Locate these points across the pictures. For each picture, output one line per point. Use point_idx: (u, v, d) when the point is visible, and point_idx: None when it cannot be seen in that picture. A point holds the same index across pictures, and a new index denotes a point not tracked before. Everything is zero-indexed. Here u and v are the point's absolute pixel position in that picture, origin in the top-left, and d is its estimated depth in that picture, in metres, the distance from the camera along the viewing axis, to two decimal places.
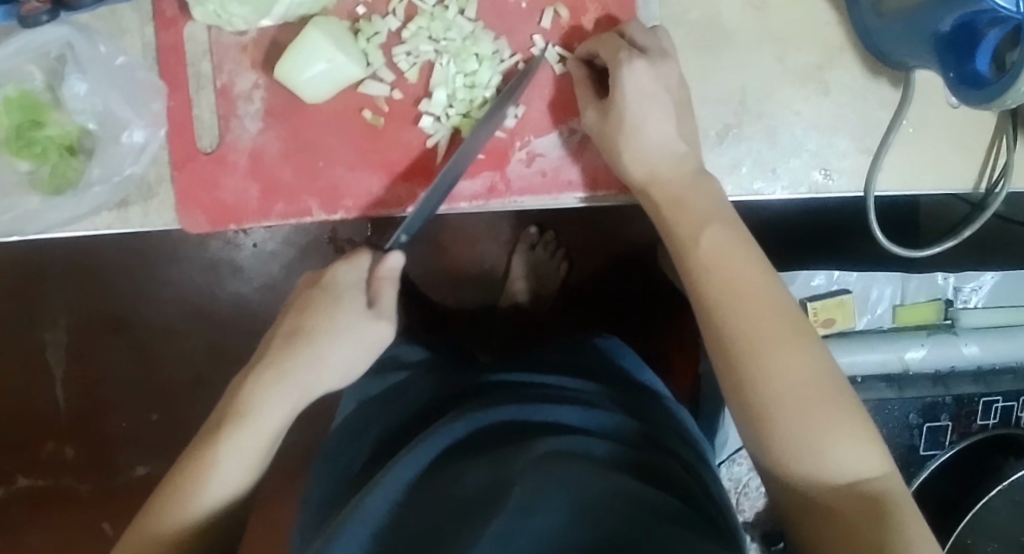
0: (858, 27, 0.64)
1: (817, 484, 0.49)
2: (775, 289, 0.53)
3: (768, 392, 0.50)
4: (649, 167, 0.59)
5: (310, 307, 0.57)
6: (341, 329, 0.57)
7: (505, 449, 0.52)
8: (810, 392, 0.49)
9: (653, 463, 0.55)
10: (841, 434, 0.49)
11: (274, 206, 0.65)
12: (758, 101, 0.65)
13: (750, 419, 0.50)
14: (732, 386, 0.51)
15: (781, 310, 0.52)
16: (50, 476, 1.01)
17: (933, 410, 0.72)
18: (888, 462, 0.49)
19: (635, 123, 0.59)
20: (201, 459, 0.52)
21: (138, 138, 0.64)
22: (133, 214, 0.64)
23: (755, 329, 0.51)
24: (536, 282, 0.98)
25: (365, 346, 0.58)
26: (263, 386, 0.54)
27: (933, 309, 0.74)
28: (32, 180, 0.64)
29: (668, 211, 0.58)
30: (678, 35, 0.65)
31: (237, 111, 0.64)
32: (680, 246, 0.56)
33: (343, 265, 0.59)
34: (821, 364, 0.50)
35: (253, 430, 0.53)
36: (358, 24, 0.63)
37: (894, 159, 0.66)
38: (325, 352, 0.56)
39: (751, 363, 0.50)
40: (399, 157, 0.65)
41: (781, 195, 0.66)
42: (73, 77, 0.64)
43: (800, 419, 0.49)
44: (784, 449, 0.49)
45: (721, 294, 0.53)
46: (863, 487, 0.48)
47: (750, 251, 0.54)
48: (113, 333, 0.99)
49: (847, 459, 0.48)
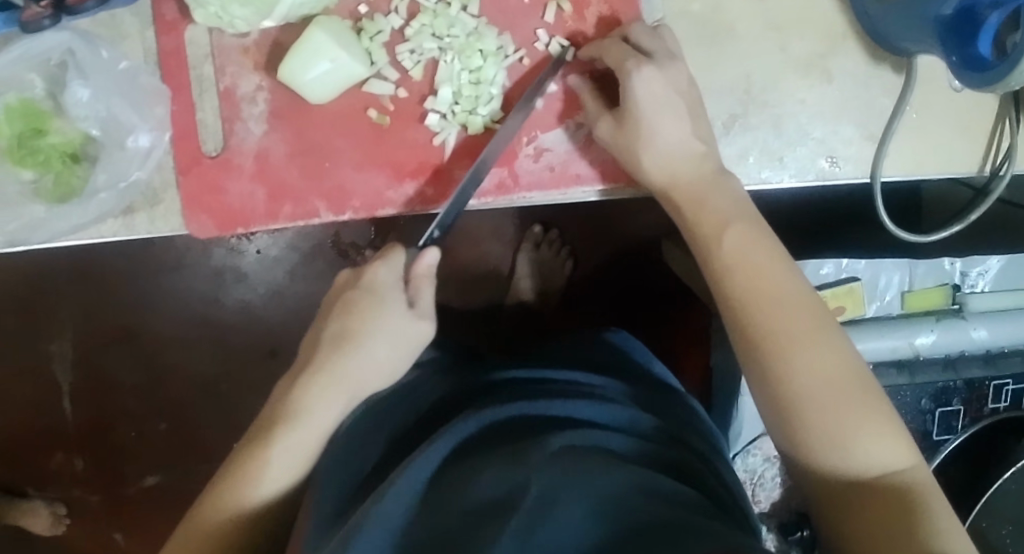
0: (861, 14, 0.64)
1: (842, 478, 0.49)
2: (795, 283, 0.54)
3: (793, 384, 0.50)
4: (671, 171, 0.59)
5: (352, 309, 0.61)
6: (386, 330, 0.61)
7: (528, 443, 0.52)
8: (834, 384, 0.50)
9: (677, 458, 0.55)
10: (866, 427, 0.49)
11: (281, 209, 0.65)
12: (763, 91, 0.65)
13: (777, 414, 0.51)
14: (759, 382, 0.52)
15: (804, 302, 0.53)
16: (60, 488, 1.00)
17: (944, 395, 0.72)
18: (915, 454, 0.49)
19: (650, 122, 0.59)
20: (260, 459, 0.56)
21: (143, 142, 0.63)
22: (139, 220, 0.64)
23: (779, 323, 0.52)
24: (541, 281, 0.98)
25: (409, 342, 0.62)
26: (312, 389, 0.59)
27: (940, 294, 0.74)
28: (37, 189, 0.64)
29: (689, 213, 0.58)
30: (681, 26, 0.64)
31: (241, 114, 0.63)
32: (700, 245, 0.57)
33: (382, 265, 0.62)
34: (845, 356, 0.51)
35: (305, 433, 0.57)
36: (361, 23, 0.63)
37: (901, 144, 0.66)
38: (373, 352, 0.60)
39: (775, 356, 0.51)
40: (405, 155, 0.64)
41: (789, 183, 0.66)
42: (74, 83, 0.64)
43: (827, 413, 0.49)
44: (811, 443, 0.50)
45: (745, 292, 0.53)
46: (890, 479, 0.48)
47: (774, 251, 0.55)
48: (119, 344, 0.98)
49: (874, 451, 0.48)
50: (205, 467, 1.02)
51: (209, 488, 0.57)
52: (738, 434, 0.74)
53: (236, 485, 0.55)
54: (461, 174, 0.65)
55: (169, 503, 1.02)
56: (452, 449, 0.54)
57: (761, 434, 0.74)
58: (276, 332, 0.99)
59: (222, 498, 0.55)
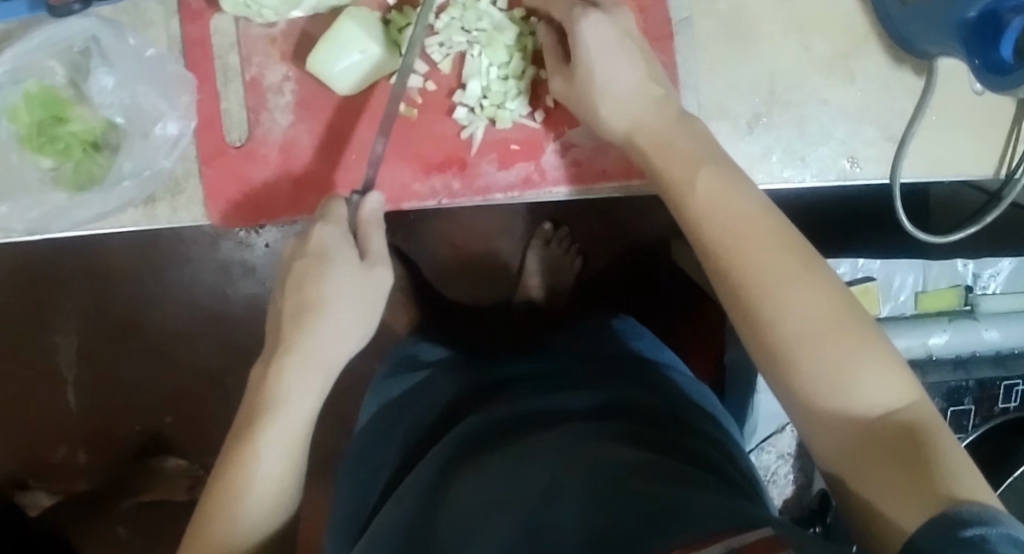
0: (882, 16, 0.65)
1: (842, 426, 0.45)
2: (770, 219, 0.51)
3: (785, 330, 0.47)
4: (629, 115, 0.58)
5: (306, 279, 0.56)
6: (342, 293, 0.56)
7: (528, 440, 0.54)
8: (827, 323, 0.47)
9: (680, 439, 0.55)
10: (861, 367, 0.45)
11: (306, 200, 0.65)
12: (787, 91, 0.66)
13: (769, 364, 0.48)
14: (749, 332, 0.49)
15: (784, 240, 0.50)
16: (64, 482, 1.00)
17: (956, 394, 0.73)
18: (917, 390, 0.46)
19: (607, 96, 0.58)
20: (247, 458, 0.52)
21: (171, 130, 0.63)
22: (161, 209, 0.64)
23: (762, 266, 0.49)
24: (550, 277, 0.98)
25: (370, 298, 0.58)
26: (285, 372, 0.54)
27: (953, 295, 0.75)
28: (56, 176, 0.64)
29: (657, 158, 0.56)
30: (707, 25, 0.65)
31: (267, 104, 0.63)
32: (676, 192, 0.55)
33: (324, 224, 0.57)
34: (834, 292, 0.48)
35: (289, 425, 0.53)
36: (390, 15, 0.63)
37: (920, 146, 0.67)
38: (336, 331, 0.56)
39: (765, 302, 0.48)
40: (433, 149, 0.64)
41: (811, 182, 0.67)
42: (98, 70, 0.63)
43: (821, 353, 0.46)
44: (805, 391, 0.46)
45: (724, 238, 0.51)
46: (893, 420, 0.44)
47: (751, 193, 0.52)
48: (125, 337, 0.98)
49: (875, 390, 0.45)
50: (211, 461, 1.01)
51: (200, 504, 0.52)
52: (752, 431, 0.76)
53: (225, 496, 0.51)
54: (487, 166, 0.64)
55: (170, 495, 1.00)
56: (457, 450, 0.57)
57: (776, 431, 0.75)
58: None
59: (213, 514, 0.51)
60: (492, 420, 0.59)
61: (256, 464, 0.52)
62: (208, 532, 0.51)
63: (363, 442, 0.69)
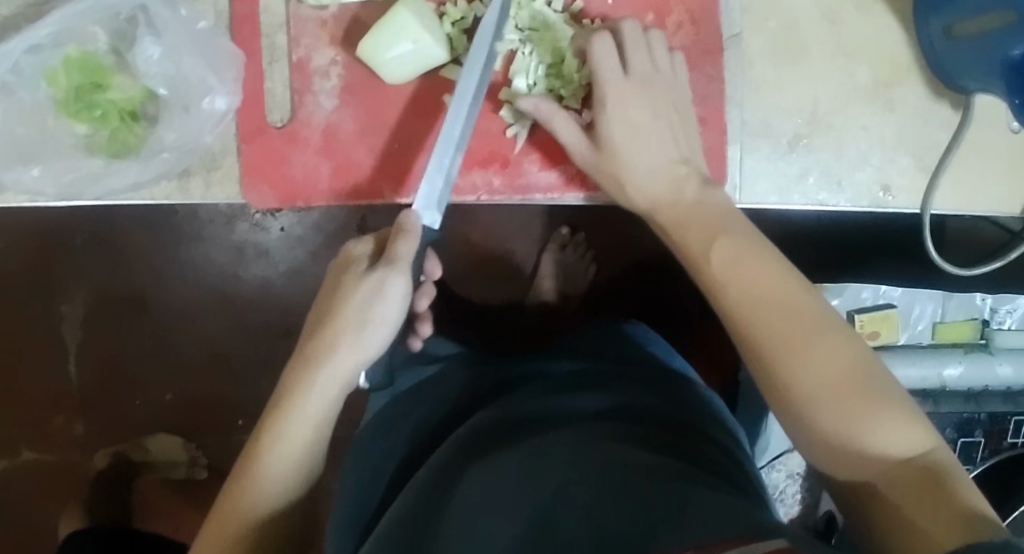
0: (926, 48, 0.66)
1: (863, 463, 0.44)
2: (787, 281, 0.50)
3: (803, 393, 0.46)
4: (650, 194, 0.60)
5: (332, 290, 0.56)
6: (359, 297, 0.54)
7: (543, 438, 0.52)
8: (843, 381, 0.45)
9: (699, 447, 0.54)
10: (877, 405, 0.44)
11: (345, 186, 0.65)
12: (828, 114, 0.67)
13: (788, 415, 0.47)
14: (767, 389, 0.48)
15: (799, 303, 0.49)
16: (57, 452, 0.96)
17: (968, 425, 0.75)
18: (933, 433, 0.44)
19: (624, 142, 0.60)
20: (255, 474, 0.50)
21: (219, 105, 0.63)
22: (195, 183, 0.65)
23: (778, 334, 0.48)
24: (562, 283, 0.95)
25: (393, 306, 0.55)
26: (302, 377, 0.53)
27: (969, 328, 0.75)
28: (91, 143, 0.64)
29: (675, 224, 0.58)
30: (756, 43, 0.66)
31: (313, 87, 0.64)
32: (692, 260, 0.55)
33: (355, 244, 0.58)
34: (850, 349, 0.46)
35: (298, 441, 0.51)
36: (444, 8, 0.63)
37: (953, 179, 0.68)
38: (357, 334, 0.54)
39: (783, 369, 0.47)
40: (477, 145, 0.65)
41: (844, 206, 0.68)
42: (146, 39, 0.62)
43: (838, 407, 0.45)
44: (822, 432, 0.45)
45: (737, 294, 0.50)
46: (911, 462, 0.42)
47: (764, 251, 0.52)
48: (132, 313, 0.94)
49: (891, 433, 0.43)
50: (209, 443, 0.98)
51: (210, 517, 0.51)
52: (764, 448, 0.77)
53: (233, 498, 0.50)
54: (529, 166, 0.65)
55: (170, 471, 0.98)
56: (465, 441, 0.55)
57: (787, 450, 0.77)
58: (293, 313, 0.95)
59: (223, 514, 0.50)
60: (506, 415, 0.57)
61: (263, 469, 0.50)
62: (218, 527, 0.50)
63: (365, 435, 0.65)
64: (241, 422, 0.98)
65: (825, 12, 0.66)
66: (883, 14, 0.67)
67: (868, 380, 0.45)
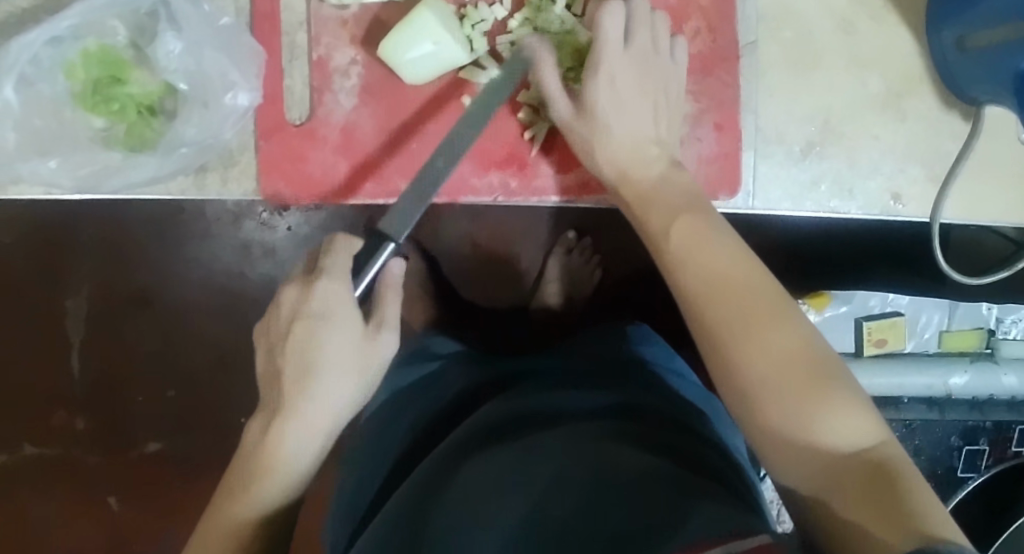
0: (938, 59, 0.66)
1: (815, 462, 0.43)
2: (747, 265, 0.50)
3: (753, 376, 0.46)
4: (619, 166, 0.60)
5: (305, 341, 0.55)
6: (340, 351, 0.55)
7: (521, 440, 0.52)
8: (794, 368, 0.45)
9: (692, 445, 0.53)
10: (828, 399, 0.44)
11: (362, 185, 0.65)
12: (841, 122, 0.68)
13: (739, 402, 0.47)
14: (718, 373, 0.48)
15: (753, 285, 0.49)
16: (57, 447, 0.94)
17: (972, 433, 0.75)
18: (886, 429, 0.44)
19: (609, 107, 0.60)
20: (248, 499, 0.53)
21: (242, 101, 0.63)
22: (211, 179, 0.66)
23: (730, 312, 0.48)
24: (569, 287, 0.93)
25: (368, 367, 0.56)
26: (286, 436, 0.54)
27: (975, 337, 0.77)
28: (108, 137, 0.63)
29: (639, 212, 0.58)
30: (771, 51, 0.67)
31: (332, 86, 0.64)
32: (654, 242, 0.55)
33: (325, 280, 0.55)
34: (803, 338, 0.46)
35: (290, 469, 0.54)
36: (464, 10, 0.64)
37: (961, 188, 0.69)
38: (336, 388, 0.55)
39: (733, 352, 0.47)
40: (494, 147, 0.65)
41: (855, 214, 0.69)
42: (167, 34, 0.61)
43: (788, 395, 0.45)
44: (774, 424, 0.45)
45: (697, 281, 0.50)
46: (861, 458, 0.42)
47: (728, 242, 0.52)
48: (135, 309, 0.92)
49: (841, 428, 0.43)
50: (209, 441, 0.96)
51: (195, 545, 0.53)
52: None
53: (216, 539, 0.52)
54: (545, 168, 0.66)
55: (173, 471, 0.96)
56: (463, 436, 0.55)
57: None
58: None
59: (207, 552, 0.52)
60: (506, 412, 0.57)
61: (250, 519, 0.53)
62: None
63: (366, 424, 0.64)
64: (244, 421, 0.96)
65: (840, 21, 0.67)
66: (897, 25, 0.67)
67: (820, 370, 0.45)
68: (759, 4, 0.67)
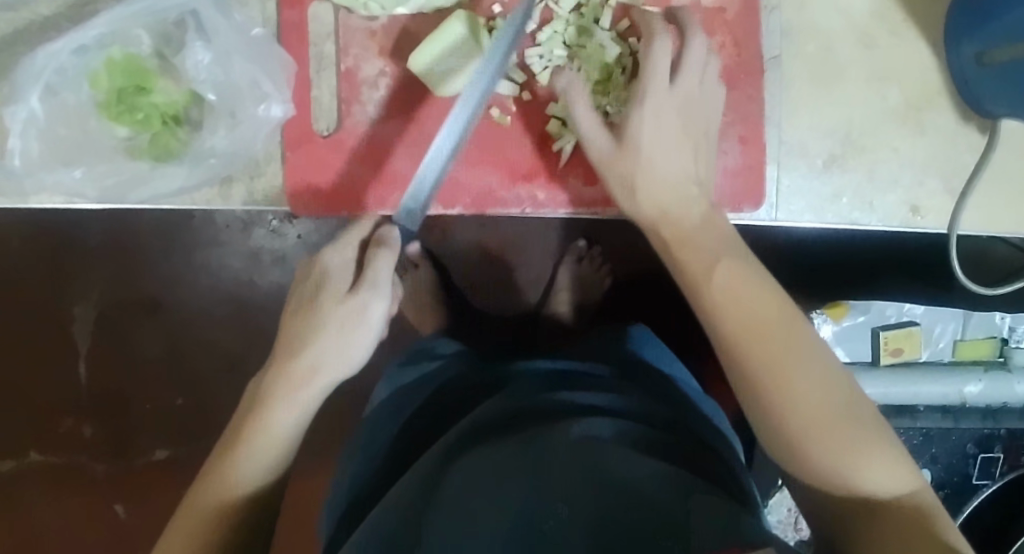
0: (956, 73, 0.67)
1: (847, 499, 0.48)
2: (776, 303, 0.51)
3: (798, 421, 0.48)
4: (660, 206, 0.58)
5: (303, 306, 0.57)
6: (330, 318, 0.55)
7: (533, 428, 0.51)
8: (830, 412, 0.48)
9: (691, 448, 0.53)
10: (869, 447, 0.48)
11: (388, 196, 0.66)
12: (862, 135, 0.69)
13: (780, 443, 0.49)
14: (759, 416, 0.50)
15: (780, 325, 0.50)
16: (66, 455, 0.93)
17: (987, 442, 0.76)
18: (917, 474, 0.49)
19: (650, 141, 0.58)
20: (235, 458, 0.53)
21: (275, 112, 0.63)
22: (237, 190, 0.65)
23: (773, 357, 0.49)
24: (582, 296, 0.91)
25: (364, 326, 0.56)
26: (273, 397, 0.54)
27: (988, 346, 0.78)
28: (132, 146, 0.63)
29: (678, 254, 0.56)
30: (795, 65, 0.68)
31: (360, 96, 0.65)
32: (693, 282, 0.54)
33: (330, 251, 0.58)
34: (837, 383, 0.49)
35: (274, 434, 0.54)
36: (492, 23, 0.64)
37: (978, 200, 0.70)
38: (336, 351, 0.56)
39: (775, 397, 0.49)
40: (521, 158, 0.66)
41: (876, 226, 0.70)
42: (195, 45, 0.61)
43: (832, 438, 0.48)
44: (819, 467, 0.48)
45: (735, 324, 0.51)
46: (903, 502, 0.47)
47: (763, 283, 0.52)
48: (143, 315, 0.91)
49: (881, 474, 0.47)
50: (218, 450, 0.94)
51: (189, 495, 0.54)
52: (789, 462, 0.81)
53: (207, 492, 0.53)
54: (570, 180, 0.67)
55: (180, 480, 0.94)
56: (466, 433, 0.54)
57: None
58: None
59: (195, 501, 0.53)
60: (512, 404, 0.56)
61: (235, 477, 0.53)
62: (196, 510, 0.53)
63: (379, 429, 0.63)
64: None
65: (861, 36, 0.68)
66: (917, 39, 0.68)
67: (856, 416, 0.48)
68: (783, 19, 0.68)
